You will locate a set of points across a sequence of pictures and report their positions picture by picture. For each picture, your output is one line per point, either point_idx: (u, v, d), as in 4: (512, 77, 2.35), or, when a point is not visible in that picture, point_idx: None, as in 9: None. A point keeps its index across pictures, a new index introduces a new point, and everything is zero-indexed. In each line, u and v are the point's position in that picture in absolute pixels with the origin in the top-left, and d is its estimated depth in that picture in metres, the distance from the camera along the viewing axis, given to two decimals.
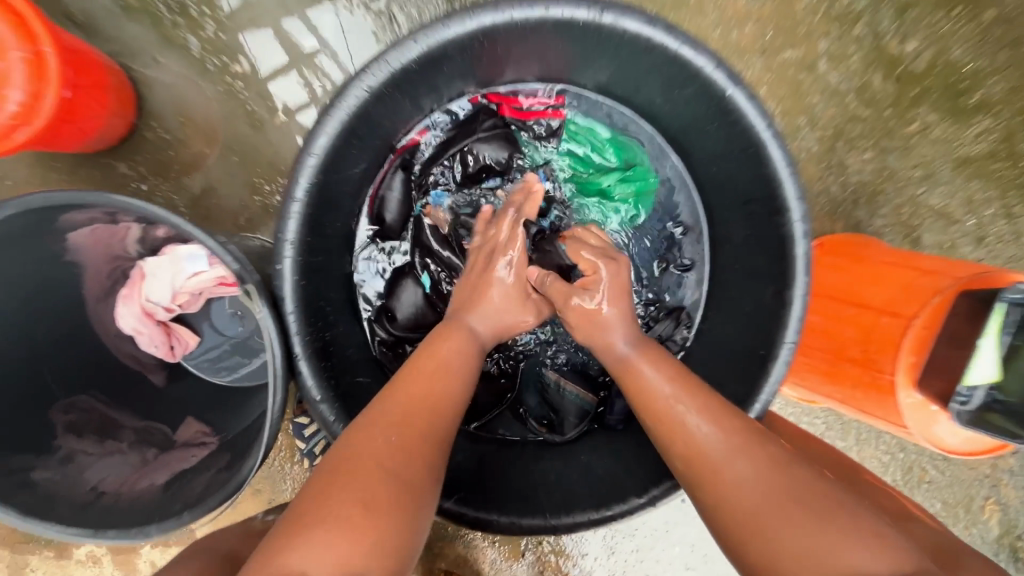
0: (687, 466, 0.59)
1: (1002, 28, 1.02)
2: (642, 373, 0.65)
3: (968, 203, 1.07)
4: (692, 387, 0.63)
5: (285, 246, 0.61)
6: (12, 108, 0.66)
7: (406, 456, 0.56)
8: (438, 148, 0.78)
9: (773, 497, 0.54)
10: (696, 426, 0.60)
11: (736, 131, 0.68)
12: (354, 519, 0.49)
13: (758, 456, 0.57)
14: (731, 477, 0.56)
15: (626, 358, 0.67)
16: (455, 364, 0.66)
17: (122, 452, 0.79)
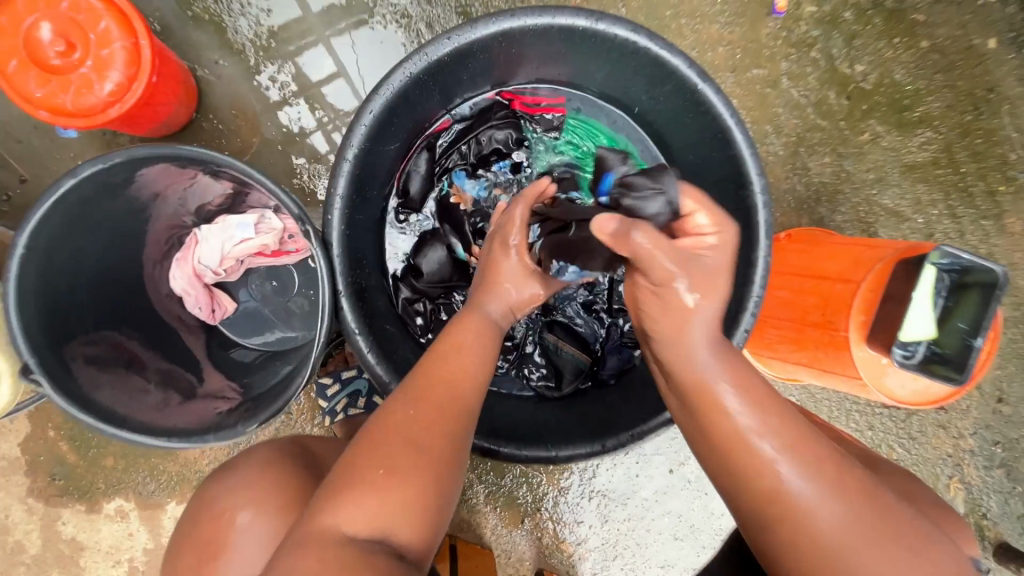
0: (769, 501, 0.59)
1: (935, 56, 1.20)
2: (722, 397, 0.61)
3: (917, 203, 1.22)
4: (768, 408, 0.61)
5: (335, 198, 0.75)
6: (110, 88, 0.78)
7: (431, 438, 0.62)
8: (458, 134, 0.93)
9: (856, 540, 0.56)
10: (778, 459, 0.59)
11: (706, 120, 0.83)
12: (381, 488, 0.58)
13: (843, 495, 0.57)
14: (816, 515, 0.57)
15: (704, 377, 0.62)
16: (477, 349, 0.71)
17: (148, 390, 0.81)
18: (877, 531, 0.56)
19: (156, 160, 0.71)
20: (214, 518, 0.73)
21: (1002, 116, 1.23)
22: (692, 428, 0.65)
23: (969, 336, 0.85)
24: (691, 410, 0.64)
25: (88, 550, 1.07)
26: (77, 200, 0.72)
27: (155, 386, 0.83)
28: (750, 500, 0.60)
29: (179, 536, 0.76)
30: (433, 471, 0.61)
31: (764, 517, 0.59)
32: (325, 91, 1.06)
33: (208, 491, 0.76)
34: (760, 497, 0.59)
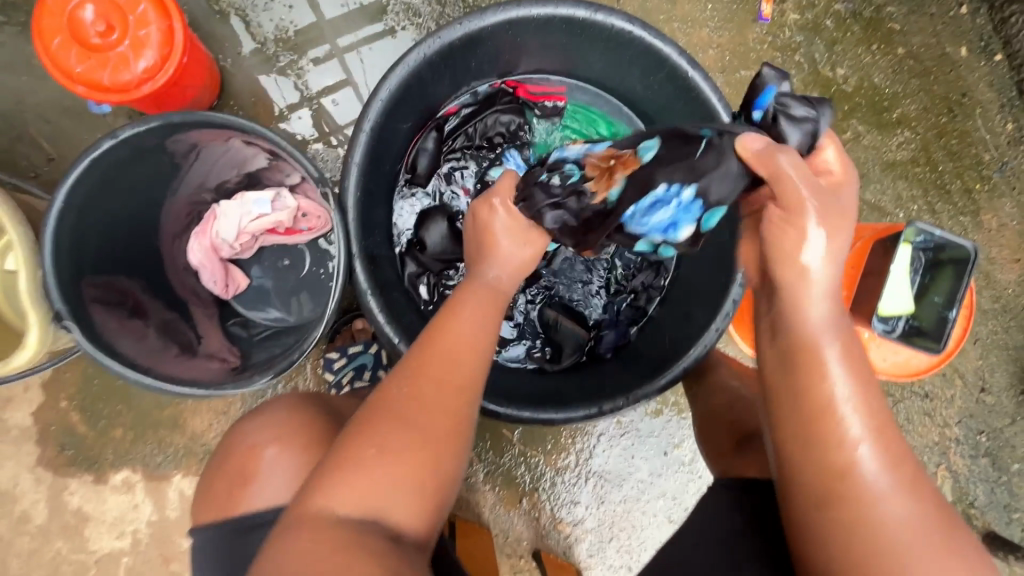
0: (834, 478, 0.58)
1: (912, 62, 1.29)
2: (827, 363, 0.60)
3: (897, 199, 1.29)
4: (867, 388, 0.60)
5: (351, 168, 0.80)
6: (144, 66, 0.85)
7: (431, 421, 0.64)
8: (464, 116, 0.99)
9: (921, 532, 0.55)
10: (863, 439, 0.58)
11: (696, 105, 0.89)
12: (379, 467, 0.61)
13: (912, 494, 0.56)
14: (884, 506, 0.56)
15: (813, 336, 0.61)
16: (476, 328, 0.71)
17: (148, 335, 0.89)
18: (938, 543, 0.54)
19: (188, 126, 0.78)
20: (245, 453, 0.79)
21: (974, 118, 1.31)
22: (784, 390, 0.62)
23: (944, 309, 0.90)
24: (789, 369, 0.62)
25: (92, 522, 1.09)
26: (110, 162, 0.79)
27: (156, 333, 0.90)
28: (818, 471, 0.58)
29: (210, 472, 0.83)
30: (431, 453, 0.63)
31: (829, 494, 0.58)
32: (326, 101, 1.13)
33: (238, 432, 0.82)
34: (833, 473, 0.58)
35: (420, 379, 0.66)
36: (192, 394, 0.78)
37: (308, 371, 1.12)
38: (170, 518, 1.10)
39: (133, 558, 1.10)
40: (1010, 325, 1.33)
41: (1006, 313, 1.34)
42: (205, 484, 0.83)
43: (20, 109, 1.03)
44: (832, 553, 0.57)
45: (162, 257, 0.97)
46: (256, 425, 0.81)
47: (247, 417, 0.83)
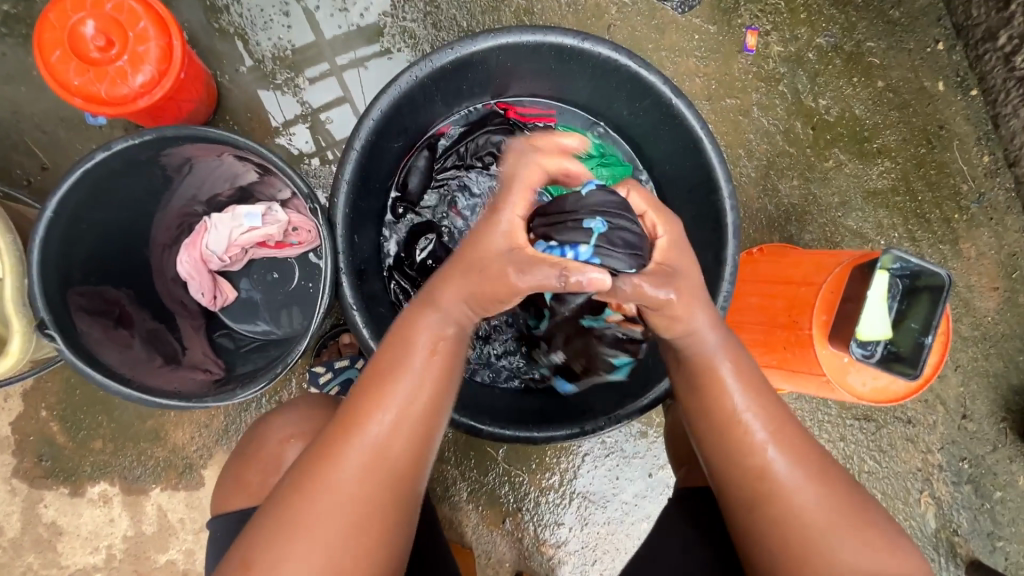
0: (754, 484, 0.66)
1: (890, 94, 1.33)
2: (725, 380, 0.68)
3: (878, 226, 1.32)
4: (762, 395, 0.68)
5: (341, 185, 0.82)
6: (142, 80, 0.87)
7: (360, 507, 0.60)
8: (456, 135, 1.02)
9: (835, 515, 0.64)
10: (770, 445, 0.66)
11: (680, 131, 0.92)
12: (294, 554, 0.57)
13: (817, 479, 0.66)
14: (796, 495, 0.65)
15: (709, 357, 0.68)
16: (411, 403, 0.62)
17: (130, 346, 0.88)
18: (845, 519, 0.64)
19: (181, 141, 0.79)
20: (279, 444, 0.81)
21: (952, 150, 1.35)
22: (695, 408, 0.70)
23: (920, 335, 0.92)
24: (697, 388, 0.69)
25: (66, 536, 1.07)
26: (104, 172, 0.79)
27: (140, 342, 0.90)
28: (737, 479, 0.67)
29: (235, 463, 0.84)
30: (357, 539, 0.59)
31: (753, 496, 0.66)
32: (326, 116, 1.15)
33: (273, 424, 0.84)
34: (753, 476, 0.66)
35: (348, 459, 0.60)
36: (170, 406, 0.76)
37: (293, 385, 1.11)
38: (146, 534, 1.08)
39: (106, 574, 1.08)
40: (989, 352, 1.36)
41: (985, 341, 1.36)
42: (228, 474, 0.83)
43: (16, 119, 1.04)
44: (762, 542, 0.66)
45: (150, 269, 0.97)
46: (291, 419, 0.84)
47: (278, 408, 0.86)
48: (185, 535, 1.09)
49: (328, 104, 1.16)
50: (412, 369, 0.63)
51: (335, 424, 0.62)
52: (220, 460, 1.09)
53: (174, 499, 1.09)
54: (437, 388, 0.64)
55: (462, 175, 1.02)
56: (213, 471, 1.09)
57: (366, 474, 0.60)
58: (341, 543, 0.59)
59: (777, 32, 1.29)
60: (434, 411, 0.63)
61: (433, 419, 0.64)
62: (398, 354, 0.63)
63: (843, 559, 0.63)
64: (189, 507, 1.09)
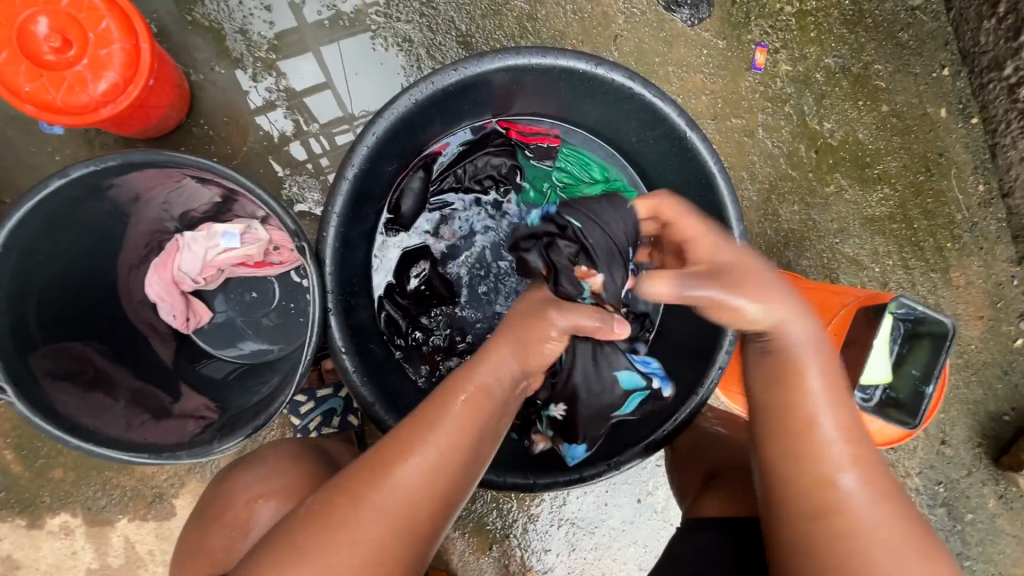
0: (811, 489, 0.60)
1: (894, 120, 1.31)
2: (808, 377, 0.64)
3: (874, 253, 1.31)
4: (843, 405, 0.64)
5: (331, 217, 0.75)
6: (104, 88, 0.77)
7: (374, 558, 0.57)
8: (451, 154, 0.95)
9: (896, 547, 0.56)
10: (838, 447, 0.61)
11: (692, 164, 0.87)
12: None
13: (883, 500, 0.59)
14: (859, 512, 0.58)
15: (794, 350, 0.66)
16: (447, 449, 0.62)
17: (116, 409, 0.78)
18: (913, 551, 0.57)
19: (150, 166, 0.70)
20: (246, 505, 0.80)
21: (950, 178, 1.34)
22: (768, 404, 0.66)
23: (920, 383, 0.91)
24: (774, 382, 0.66)
25: (25, 568, 1.01)
26: (61, 200, 0.70)
27: (125, 404, 0.80)
28: (794, 478, 0.62)
29: (202, 526, 0.83)
30: None
31: (812, 504, 0.60)
32: (307, 102, 1.06)
33: (237, 482, 0.83)
34: (814, 481, 0.60)
35: (369, 500, 0.59)
36: (139, 460, 0.69)
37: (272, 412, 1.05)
38: (112, 566, 1.02)
39: None
40: (971, 380, 1.37)
41: (967, 369, 1.37)
42: (196, 537, 0.83)
43: None
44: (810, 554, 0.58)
45: (118, 290, 0.89)
46: (256, 475, 0.83)
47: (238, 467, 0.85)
48: (155, 567, 1.03)
49: (310, 89, 1.07)
50: (454, 416, 0.64)
51: (368, 461, 0.62)
52: (192, 489, 1.03)
53: (142, 530, 1.02)
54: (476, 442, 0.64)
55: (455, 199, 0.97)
56: (184, 501, 1.03)
57: (384, 522, 0.58)
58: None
59: (786, 50, 1.25)
60: (467, 469, 0.63)
61: (464, 476, 0.63)
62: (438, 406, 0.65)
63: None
64: (159, 538, 1.03)
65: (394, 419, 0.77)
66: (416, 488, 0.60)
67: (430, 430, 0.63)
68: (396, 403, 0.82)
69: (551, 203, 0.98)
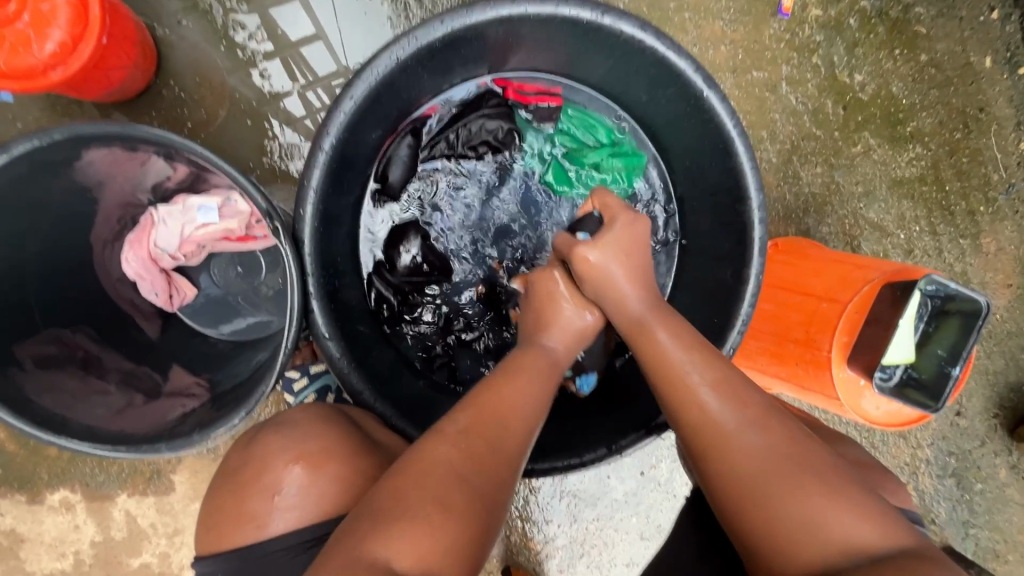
0: (690, 436, 0.62)
1: (933, 70, 1.19)
2: (658, 341, 0.68)
3: (900, 219, 1.22)
4: (696, 347, 0.66)
5: (307, 191, 0.69)
6: (51, 49, 0.71)
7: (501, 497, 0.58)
8: (440, 116, 0.88)
9: (771, 462, 0.56)
10: (701, 387, 0.63)
11: (709, 128, 0.78)
12: (439, 525, 0.52)
13: (766, 426, 0.59)
14: (740, 445, 0.58)
15: (641, 326, 0.70)
16: (534, 395, 0.67)
17: (106, 392, 0.76)
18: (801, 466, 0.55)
19: (104, 141, 0.64)
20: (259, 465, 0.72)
21: (989, 136, 1.23)
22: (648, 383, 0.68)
23: (947, 363, 0.85)
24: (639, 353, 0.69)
25: (29, 543, 1.01)
26: (9, 178, 0.64)
27: (116, 386, 0.78)
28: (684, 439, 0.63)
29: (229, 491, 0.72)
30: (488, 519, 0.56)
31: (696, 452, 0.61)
32: (305, 51, 0.98)
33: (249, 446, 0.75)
34: (691, 429, 0.62)
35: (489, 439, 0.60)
36: (116, 454, 0.66)
37: None
38: (115, 539, 1.02)
39: None
40: (992, 350, 1.30)
41: (989, 339, 1.30)
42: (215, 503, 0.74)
43: None
44: (733, 518, 0.58)
45: (94, 268, 0.84)
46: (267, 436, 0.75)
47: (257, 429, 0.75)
48: (158, 540, 1.03)
49: (306, 38, 0.97)
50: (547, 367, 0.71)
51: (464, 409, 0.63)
52: (190, 465, 1.02)
53: (143, 505, 1.02)
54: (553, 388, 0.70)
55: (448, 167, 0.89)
56: (182, 477, 1.02)
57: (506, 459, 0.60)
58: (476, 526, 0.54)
59: None
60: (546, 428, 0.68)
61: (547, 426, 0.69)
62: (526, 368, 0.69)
63: (814, 517, 0.53)
64: (159, 512, 1.02)
65: (384, 406, 0.74)
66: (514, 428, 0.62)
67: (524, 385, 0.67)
68: (387, 388, 0.78)
69: (549, 171, 0.92)
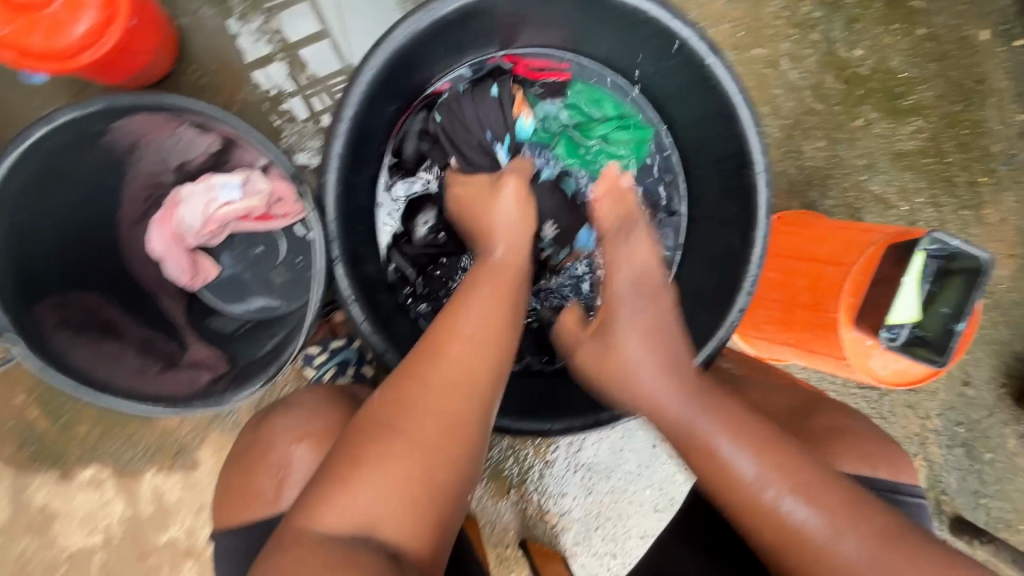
0: (779, 549, 0.65)
1: (930, 45, 1.22)
2: (670, 403, 0.74)
3: (902, 191, 1.23)
4: (762, 450, 0.68)
5: (330, 161, 0.71)
6: (84, 30, 0.76)
7: (446, 432, 0.62)
8: (454, 103, 0.91)
9: (873, 557, 0.61)
10: (777, 494, 0.66)
11: (713, 95, 0.81)
12: (397, 476, 0.58)
13: (784, 471, 0.67)
14: (835, 553, 0.63)
15: (652, 393, 0.75)
16: (482, 320, 0.68)
17: (125, 359, 0.78)
18: (842, 522, 0.63)
19: (141, 111, 0.68)
20: (286, 446, 0.78)
21: (988, 108, 1.25)
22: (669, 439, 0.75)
23: (951, 320, 0.88)
24: (694, 457, 0.71)
25: (61, 519, 1.04)
26: (47, 150, 0.68)
27: (136, 352, 0.80)
28: (769, 544, 0.66)
29: (241, 469, 0.80)
30: (429, 458, 0.60)
31: (792, 559, 0.64)
32: (304, 55, 1.01)
33: (272, 428, 0.80)
34: (775, 545, 0.66)
35: (422, 380, 0.64)
36: (158, 412, 0.70)
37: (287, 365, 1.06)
38: (143, 515, 1.05)
39: (106, 554, 1.05)
40: (998, 320, 1.31)
41: (996, 309, 1.30)
42: (236, 479, 0.80)
43: None
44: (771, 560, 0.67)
45: (121, 246, 0.88)
46: (294, 419, 0.80)
47: (278, 411, 0.82)
48: (184, 515, 1.05)
49: (306, 40, 1.01)
50: (492, 288, 0.72)
51: (415, 355, 0.66)
52: (215, 441, 1.05)
53: (170, 481, 1.05)
54: (514, 323, 0.71)
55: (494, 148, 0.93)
56: (207, 453, 1.05)
57: (459, 399, 0.63)
58: (432, 471, 0.60)
59: None
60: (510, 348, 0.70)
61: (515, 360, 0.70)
62: (467, 293, 0.71)
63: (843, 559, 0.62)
64: (186, 488, 1.05)
65: (406, 367, 0.76)
66: (451, 363, 0.65)
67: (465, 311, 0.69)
68: (407, 351, 0.80)
69: (558, 145, 0.96)
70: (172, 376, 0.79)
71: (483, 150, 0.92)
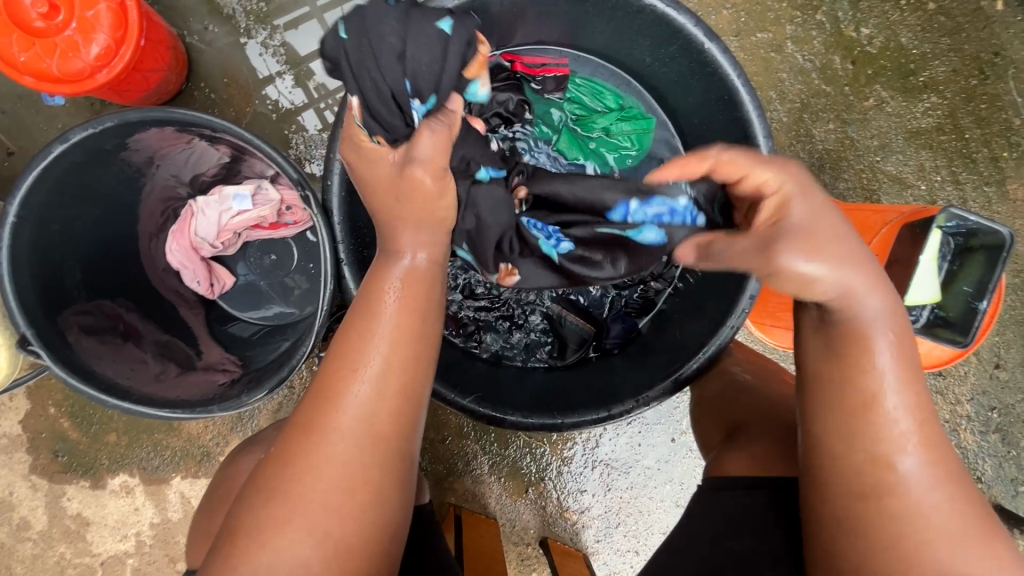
0: (889, 532, 0.53)
1: (942, 19, 1.19)
2: (875, 355, 0.56)
3: (920, 170, 1.20)
4: (926, 416, 0.55)
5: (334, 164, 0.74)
6: (97, 52, 0.80)
7: (346, 477, 0.54)
8: (368, 20, 0.57)
9: (979, 555, 0.52)
10: (918, 462, 0.54)
11: (713, 80, 0.80)
12: (307, 539, 0.52)
13: (945, 473, 0.54)
14: (936, 552, 0.52)
15: (868, 324, 0.56)
16: (386, 340, 0.58)
17: (145, 360, 0.82)
18: (973, 521, 0.53)
19: (147, 124, 0.71)
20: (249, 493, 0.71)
21: (1007, 80, 1.20)
22: (824, 379, 0.59)
23: (973, 299, 0.86)
24: (859, 404, 0.56)
25: (94, 525, 1.08)
26: (67, 166, 0.72)
27: (152, 355, 0.84)
28: (898, 518, 0.53)
29: (210, 507, 0.76)
30: (334, 501, 0.54)
31: (899, 540, 0.53)
32: (314, 67, 1.03)
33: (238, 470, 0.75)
34: (898, 524, 0.53)
35: (313, 426, 0.56)
36: (175, 417, 0.73)
37: (303, 368, 1.08)
38: (172, 520, 1.08)
39: (139, 559, 1.08)
40: None
41: None
42: (207, 515, 0.75)
43: None
44: (877, 555, 0.54)
45: (141, 259, 0.90)
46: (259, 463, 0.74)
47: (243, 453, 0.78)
48: None
49: (316, 54, 1.03)
50: (396, 301, 0.60)
51: (309, 396, 0.58)
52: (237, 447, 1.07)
53: (196, 486, 1.07)
54: (423, 330, 0.60)
55: (410, 104, 0.62)
56: None
57: (349, 438, 0.55)
58: (331, 527, 0.53)
59: None
60: (419, 358, 0.60)
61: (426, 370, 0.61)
62: (366, 308, 0.60)
63: (953, 573, 0.52)
64: None
65: None
66: (341, 406, 0.56)
67: (363, 334, 0.58)
68: None
69: (561, 139, 0.95)
70: (189, 377, 0.83)
71: (392, 105, 0.61)
